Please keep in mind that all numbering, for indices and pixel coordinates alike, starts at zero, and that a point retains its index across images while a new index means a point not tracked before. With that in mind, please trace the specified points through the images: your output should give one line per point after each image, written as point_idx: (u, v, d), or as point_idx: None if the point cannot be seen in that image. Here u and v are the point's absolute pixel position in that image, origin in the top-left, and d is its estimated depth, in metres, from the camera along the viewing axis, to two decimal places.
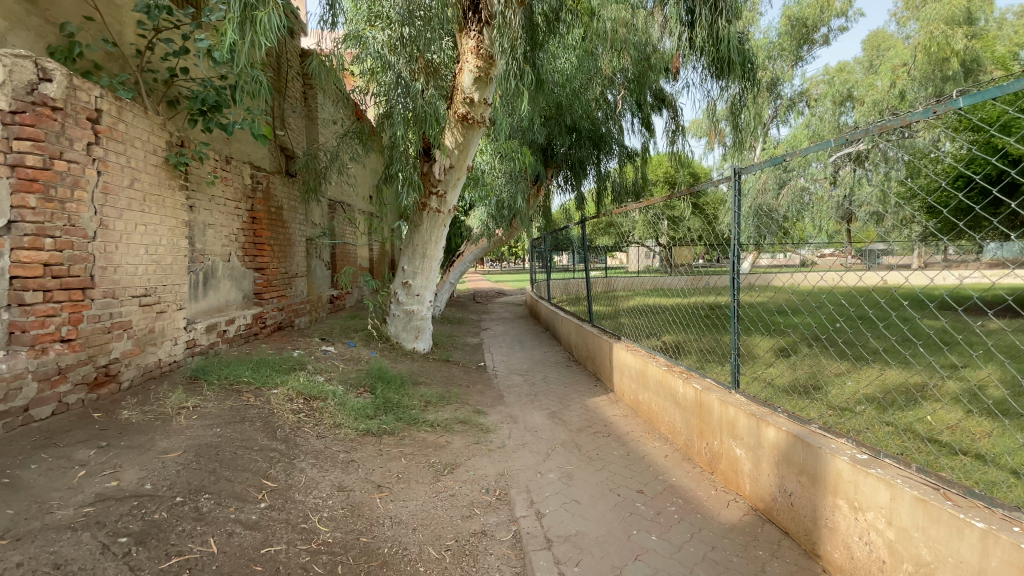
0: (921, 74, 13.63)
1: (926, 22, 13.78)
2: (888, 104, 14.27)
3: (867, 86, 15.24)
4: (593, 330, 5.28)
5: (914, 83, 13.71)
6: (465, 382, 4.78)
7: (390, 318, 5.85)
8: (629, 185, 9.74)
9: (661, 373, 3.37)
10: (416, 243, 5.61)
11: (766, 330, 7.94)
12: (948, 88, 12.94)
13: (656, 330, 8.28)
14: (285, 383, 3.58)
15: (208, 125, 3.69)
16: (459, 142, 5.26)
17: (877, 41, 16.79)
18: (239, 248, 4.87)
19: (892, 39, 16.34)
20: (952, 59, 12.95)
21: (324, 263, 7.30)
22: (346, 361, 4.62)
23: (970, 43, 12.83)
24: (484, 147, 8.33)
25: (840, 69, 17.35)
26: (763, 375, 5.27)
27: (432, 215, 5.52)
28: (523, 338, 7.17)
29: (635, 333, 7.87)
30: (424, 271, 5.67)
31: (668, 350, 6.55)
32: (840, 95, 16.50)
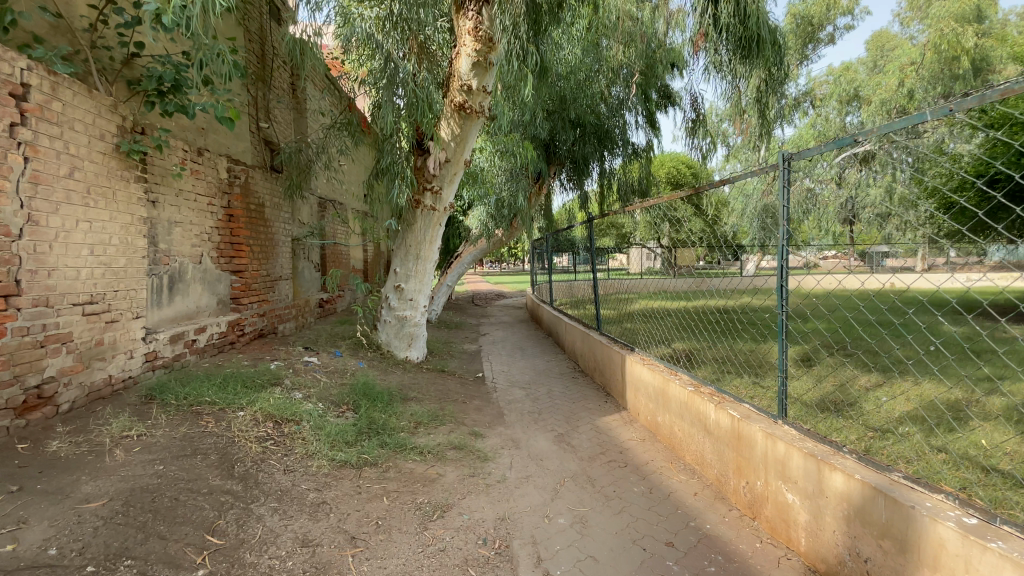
0: (929, 74, 13.11)
1: (935, 19, 13.30)
2: (896, 103, 13.78)
3: (875, 85, 14.76)
4: (601, 339, 4.83)
5: (922, 83, 13.23)
6: (462, 397, 4.33)
7: (381, 325, 5.40)
8: (636, 184, 9.24)
9: (686, 394, 2.92)
10: (410, 243, 5.17)
11: (783, 338, 7.46)
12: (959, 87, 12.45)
13: (665, 336, 7.80)
14: (254, 403, 3.13)
15: (166, 108, 3.26)
16: (457, 134, 4.82)
17: (881, 41, 16.26)
18: (213, 248, 4.42)
19: (896, 40, 15.85)
20: (962, 57, 12.43)
21: (313, 265, 6.85)
22: (329, 374, 4.16)
23: (980, 42, 12.32)
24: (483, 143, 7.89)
25: (845, 69, 16.88)
26: (788, 390, 4.81)
27: (427, 213, 5.07)
28: (525, 345, 6.71)
29: (643, 340, 7.39)
30: (418, 273, 5.22)
31: (681, 360, 6.08)
32: (847, 94, 16.02)
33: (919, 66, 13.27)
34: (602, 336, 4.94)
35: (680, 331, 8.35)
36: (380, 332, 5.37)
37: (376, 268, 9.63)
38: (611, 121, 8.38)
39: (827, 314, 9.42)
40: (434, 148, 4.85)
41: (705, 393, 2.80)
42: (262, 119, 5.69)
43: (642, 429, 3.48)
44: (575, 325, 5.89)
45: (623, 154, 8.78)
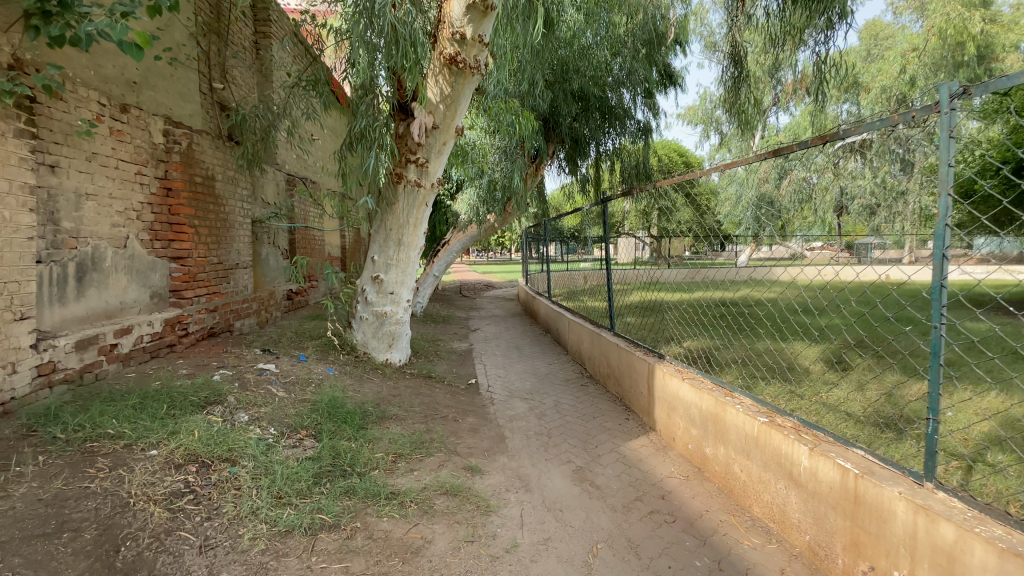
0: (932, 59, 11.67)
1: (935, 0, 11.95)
2: (898, 91, 13.05)
3: (875, 69, 14.11)
4: (615, 341, 4.08)
5: (925, 70, 12.23)
6: (453, 412, 3.56)
7: (356, 322, 4.61)
8: (636, 167, 8.28)
9: (756, 427, 2.20)
10: (390, 226, 4.36)
11: (801, 335, 6.79)
12: (964, 75, 11.73)
13: (672, 332, 7.07)
14: (176, 436, 2.33)
15: (49, 35, 2.37)
16: (447, 95, 4.02)
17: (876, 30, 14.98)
18: (143, 230, 3.57)
19: (891, 29, 14.43)
20: (968, 43, 11.19)
21: (280, 251, 5.99)
22: (288, 387, 3.35)
23: (988, 26, 11.01)
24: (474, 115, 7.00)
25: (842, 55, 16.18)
26: (830, 401, 4.13)
27: (411, 190, 4.25)
28: (521, 344, 5.96)
29: (650, 337, 6.67)
30: (400, 262, 4.42)
31: (698, 362, 5.36)
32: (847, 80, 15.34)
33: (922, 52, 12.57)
34: (615, 336, 4.21)
35: (687, 326, 7.62)
36: (355, 330, 4.57)
37: (354, 255, 8.76)
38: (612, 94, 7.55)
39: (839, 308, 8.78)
40: (419, 110, 4.03)
41: (787, 429, 2.09)
42: (216, 80, 4.78)
43: (683, 461, 2.76)
44: (580, 322, 5.14)
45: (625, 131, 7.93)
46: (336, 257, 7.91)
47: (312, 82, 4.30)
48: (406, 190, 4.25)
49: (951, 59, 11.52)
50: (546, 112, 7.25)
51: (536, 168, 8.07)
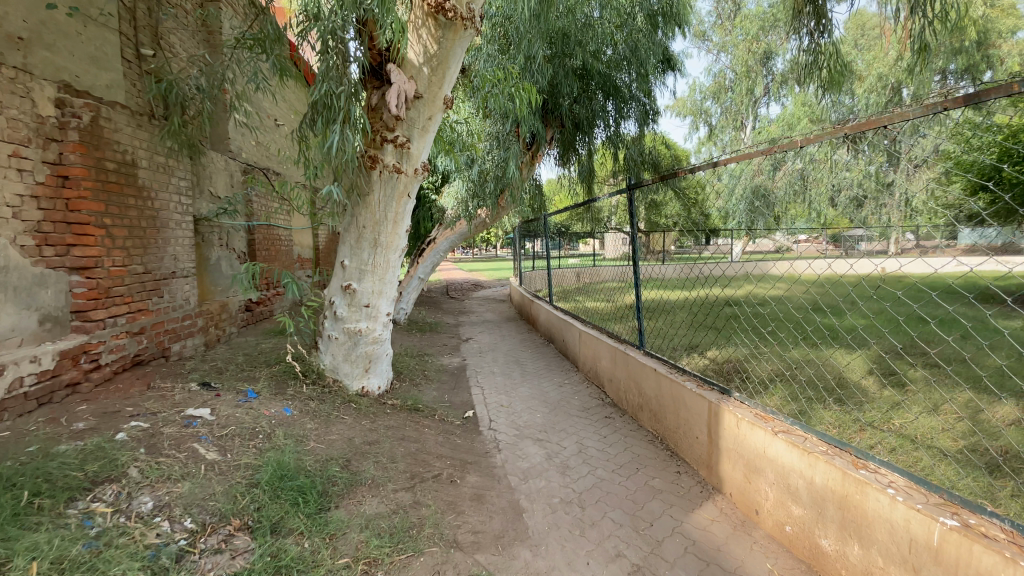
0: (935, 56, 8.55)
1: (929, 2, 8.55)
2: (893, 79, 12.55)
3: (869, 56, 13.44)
4: (645, 362, 3.28)
5: None
6: (449, 464, 2.71)
7: (323, 343, 3.71)
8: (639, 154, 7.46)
9: (933, 533, 1.42)
10: (363, 223, 3.46)
11: (833, 340, 6.04)
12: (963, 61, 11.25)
13: (689, 339, 6.28)
14: (11, 571, 1.46)
15: None
16: (433, 54, 3.17)
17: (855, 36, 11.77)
18: (23, 232, 2.68)
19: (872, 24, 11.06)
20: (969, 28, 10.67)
21: (235, 254, 5.05)
22: (223, 443, 2.46)
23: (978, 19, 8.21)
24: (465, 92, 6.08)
25: None
26: (909, 429, 3.37)
27: (388, 177, 3.36)
28: (523, 358, 5.11)
29: (666, 345, 5.89)
30: (376, 268, 3.53)
31: (732, 379, 4.57)
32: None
33: None
34: (645, 355, 3.39)
35: (704, 330, 6.84)
36: (323, 353, 3.68)
37: (328, 257, 7.82)
38: (617, 72, 6.68)
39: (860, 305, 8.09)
40: (399, 73, 3.13)
41: (1002, 543, 1.30)
42: (145, 45, 3.79)
43: (779, 551, 1.96)
44: (593, 333, 4.32)
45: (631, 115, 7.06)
46: (305, 259, 6.94)
47: (260, 41, 3.38)
48: (382, 178, 3.35)
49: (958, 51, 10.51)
50: (546, 91, 6.32)
51: (532, 155, 7.13)
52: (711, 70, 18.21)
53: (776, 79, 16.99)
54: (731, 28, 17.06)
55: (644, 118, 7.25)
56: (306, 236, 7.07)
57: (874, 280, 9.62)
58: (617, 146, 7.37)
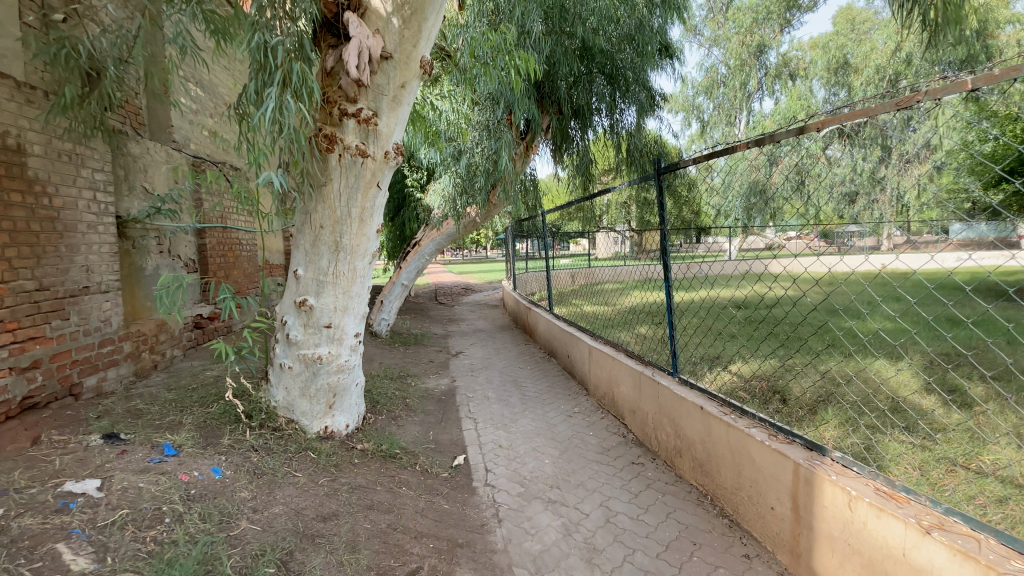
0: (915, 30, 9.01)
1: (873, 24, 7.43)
2: (892, 70, 12.07)
3: (866, 48, 12.96)
4: (682, 392, 2.57)
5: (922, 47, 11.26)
6: (432, 550, 1.97)
7: (275, 374, 2.95)
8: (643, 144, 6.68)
9: None
10: (320, 221, 2.71)
11: (867, 347, 5.39)
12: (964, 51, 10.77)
13: (706, 348, 5.59)
14: None
15: None
16: (405, 2, 2.47)
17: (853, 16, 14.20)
18: None
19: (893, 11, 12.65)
20: None
21: (177, 262, 4.28)
22: (105, 540, 1.71)
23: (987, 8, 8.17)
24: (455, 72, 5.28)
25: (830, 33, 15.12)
26: (1008, 470, 2.69)
27: (351, 163, 2.61)
28: (521, 378, 4.37)
29: (681, 356, 5.19)
30: (337, 279, 2.78)
31: (770, 401, 3.87)
32: (837, 61, 14.30)
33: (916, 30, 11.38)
34: (681, 383, 2.66)
35: (719, 337, 6.16)
36: (274, 386, 2.94)
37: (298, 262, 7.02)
38: (622, 51, 5.88)
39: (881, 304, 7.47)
40: (361, 25, 2.40)
41: None
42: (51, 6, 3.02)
43: None
44: (608, 349, 3.59)
45: (637, 101, 6.25)
46: (272, 265, 6.12)
47: None
48: (343, 165, 2.60)
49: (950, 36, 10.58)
50: (543, 70, 5.54)
51: (527, 146, 6.34)
52: (703, 65, 17.65)
53: (771, 73, 16.53)
54: (723, 21, 16.59)
55: (650, 104, 6.47)
56: (275, 240, 6.28)
57: (887, 279, 9.03)
58: (618, 136, 6.59)
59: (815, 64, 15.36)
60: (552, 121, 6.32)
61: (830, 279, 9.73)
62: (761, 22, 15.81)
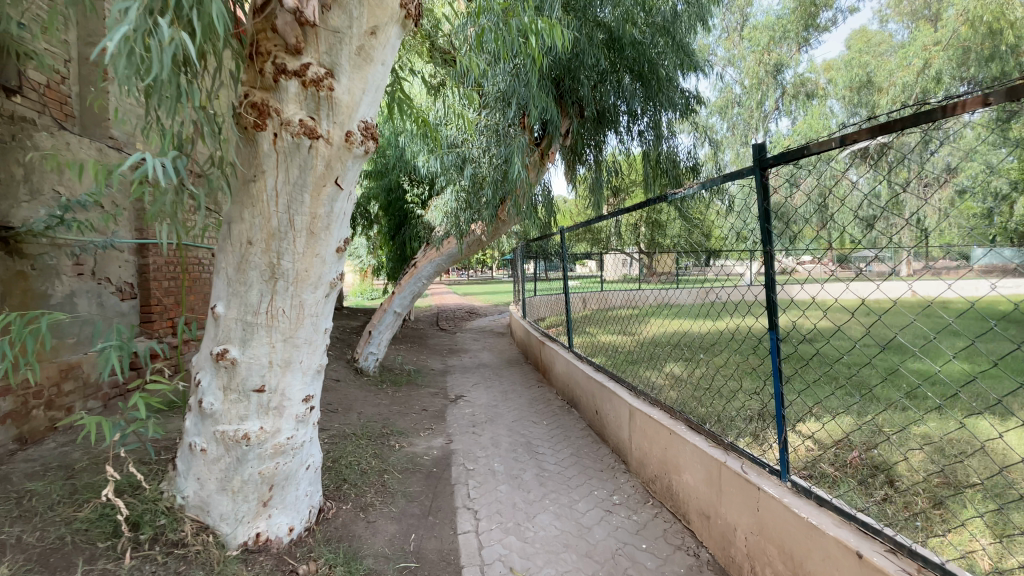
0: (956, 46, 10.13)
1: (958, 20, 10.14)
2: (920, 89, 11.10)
3: (892, 65, 12.14)
4: (803, 507, 1.64)
5: (953, 63, 10.28)
6: None
7: (186, 457, 2.03)
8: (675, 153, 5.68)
9: None
10: (248, 234, 1.80)
11: (960, 397, 4.33)
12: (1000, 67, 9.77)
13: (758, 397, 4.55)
14: None
15: None
16: None
17: (866, 40, 13.75)
18: None
19: (876, 46, 13.29)
20: (1005, 31, 9.25)
21: (105, 288, 3.42)
22: None
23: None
24: (468, 60, 4.35)
25: (850, 49, 14.30)
26: None
27: (292, 147, 1.71)
28: (536, 439, 3.41)
29: (733, 407, 4.15)
30: (274, 322, 1.88)
31: (872, 486, 2.85)
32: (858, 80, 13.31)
33: (948, 44, 10.45)
34: (797, 493, 1.72)
35: (769, 381, 5.12)
36: (183, 475, 2.02)
37: None
38: (655, 42, 4.90)
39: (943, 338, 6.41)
40: None
41: None
42: None
43: None
44: (657, 412, 2.63)
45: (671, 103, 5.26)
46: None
47: None
48: (281, 150, 1.71)
49: (986, 50, 9.65)
50: (566, 58, 4.59)
51: (543, 155, 5.38)
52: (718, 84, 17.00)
53: (788, 92, 15.66)
54: (739, 40, 15.91)
55: (686, 108, 5.51)
56: None
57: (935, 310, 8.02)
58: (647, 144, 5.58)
59: (835, 84, 14.56)
60: (573, 124, 5.31)
61: (867, 309, 8.74)
62: (778, 40, 15.20)
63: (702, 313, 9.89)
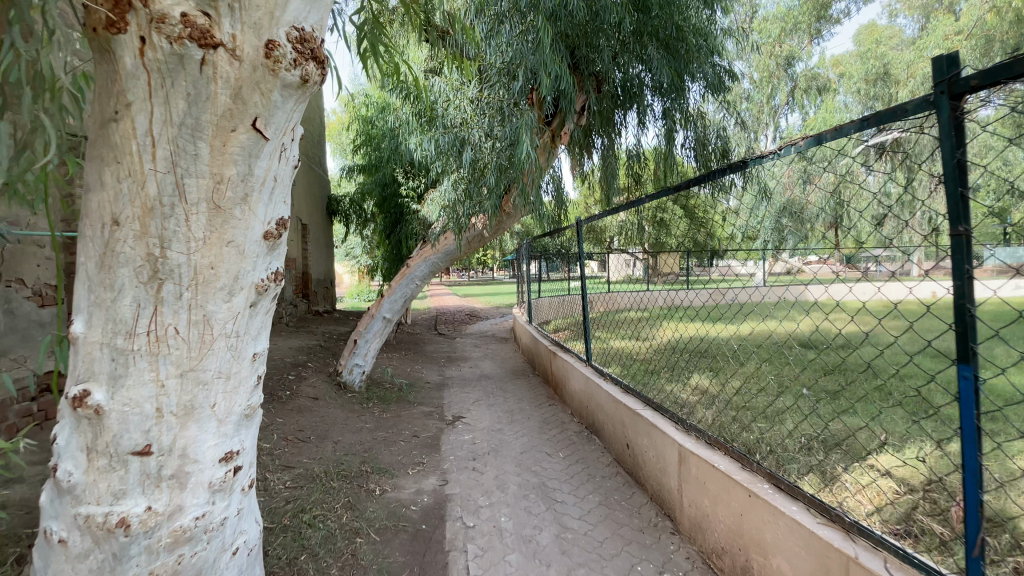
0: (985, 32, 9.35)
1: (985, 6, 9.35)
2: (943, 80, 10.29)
3: (909, 56, 11.39)
4: None
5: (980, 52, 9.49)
6: None
7: (43, 548, 1.35)
8: (707, 135, 4.86)
9: None
10: (112, 208, 1.13)
11: None
12: None
13: (812, 420, 3.80)
14: None
15: None
16: None
17: (878, 33, 13.00)
18: None
19: (892, 36, 12.51)
20: None
21: (14, 293, 2.76)
22: None
23: None
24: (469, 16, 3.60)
25: (864, 40, 13.54)
26: None
27: (174, 68, 1.05)
28: (553, 481, 2.69)
29: (788, 435, 3.40)
30: (161, 349, 1.20)
31: (1002, 556, 2.13)
32: (875, 72, 12.43)
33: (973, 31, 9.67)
34: None
35: (818, 398, 4.36)
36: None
37: None
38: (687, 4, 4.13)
39: (995, 341, 5.70)
40: None
41: None
42: None
43: None
44: (723, 459, 1.95)
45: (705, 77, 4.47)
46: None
47: None
48: (155, 66, 1.04)
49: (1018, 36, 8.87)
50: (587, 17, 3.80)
51: (554, 138, 4.58)
52: None
53: (799, 86, 14.87)
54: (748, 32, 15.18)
55: (721, 82, 4.71)
56: None
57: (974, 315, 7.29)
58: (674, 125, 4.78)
59: (847, 77, 13.77)
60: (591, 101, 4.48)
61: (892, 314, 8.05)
62: (790, 31, 14.46)
63: (719, 316, 9.12)
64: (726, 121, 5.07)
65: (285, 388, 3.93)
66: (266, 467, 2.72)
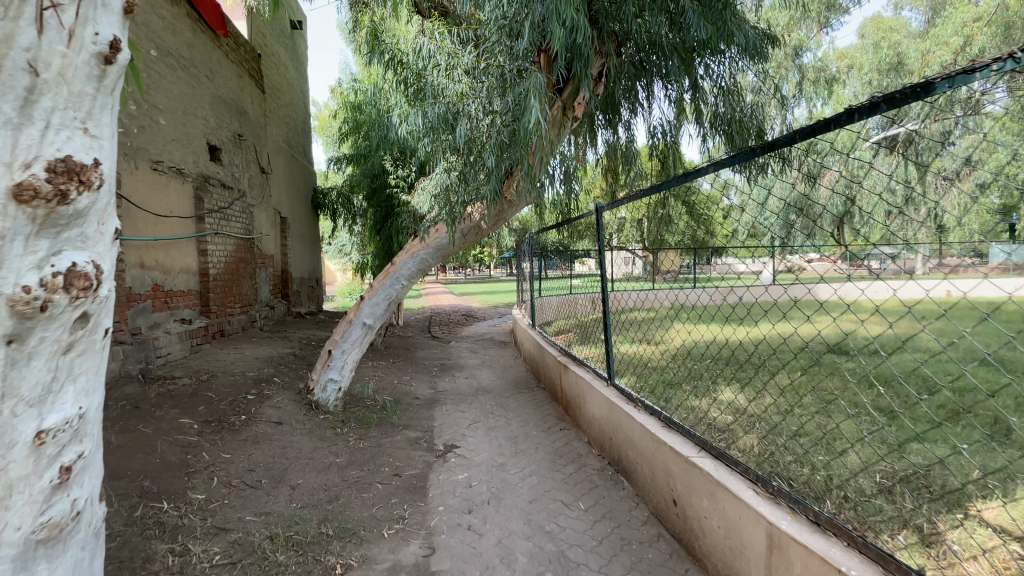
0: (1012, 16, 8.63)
1: None
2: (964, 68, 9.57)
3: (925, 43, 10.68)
4: None
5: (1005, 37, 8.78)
6: None
7: None
8: (742, 111, 4.09)
9: None
10: None
11: None
12: None
13: (881, 452, 3.11)
14: None
15: None
16: None
17: (887, 22, 12.33)
18: None
19: (903, 22, 11.81)
20: None
21: None
22: None
23: None
24: None
25: (874, 27, 12.81)
26: None
27: None
28: (579, 554, 1.98)
29: (866, 476, 2.70)
30: None
31: None
32: (889, 61, 11.65)
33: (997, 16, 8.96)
34: None
35: (879, 420, 3.66)
36: None
37: (211, 291, 4.76)
38: None
39: None
40: None
41: None
42: None
43: None
44: (851, 560, 1.29)
45: (744, 41, 3.69)
46: (129, 292, 3.71)
47: None
48: None
49: None
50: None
51: (570, 109, 3.64)
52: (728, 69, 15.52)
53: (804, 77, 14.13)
54: None
55: (764, 44, 3.94)
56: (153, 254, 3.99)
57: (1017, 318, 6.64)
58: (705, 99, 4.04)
59: (855, 67, 13.07)
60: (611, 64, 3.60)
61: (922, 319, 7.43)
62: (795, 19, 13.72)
63: (735, 318, 8.42)
64: (770, 92, 4.24)
65: (241, 411, 3.21)
66: (191, 533, 2.00)
